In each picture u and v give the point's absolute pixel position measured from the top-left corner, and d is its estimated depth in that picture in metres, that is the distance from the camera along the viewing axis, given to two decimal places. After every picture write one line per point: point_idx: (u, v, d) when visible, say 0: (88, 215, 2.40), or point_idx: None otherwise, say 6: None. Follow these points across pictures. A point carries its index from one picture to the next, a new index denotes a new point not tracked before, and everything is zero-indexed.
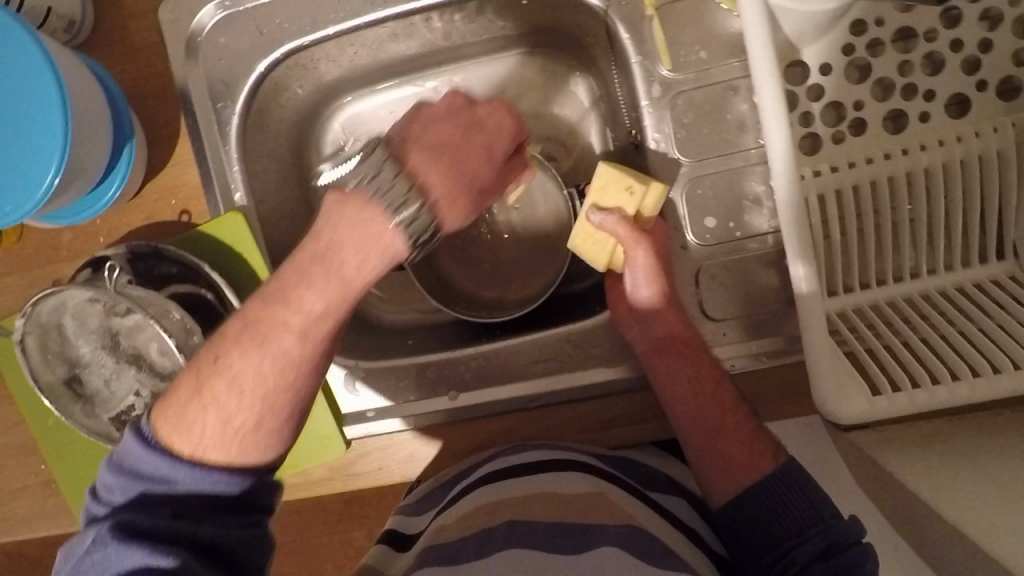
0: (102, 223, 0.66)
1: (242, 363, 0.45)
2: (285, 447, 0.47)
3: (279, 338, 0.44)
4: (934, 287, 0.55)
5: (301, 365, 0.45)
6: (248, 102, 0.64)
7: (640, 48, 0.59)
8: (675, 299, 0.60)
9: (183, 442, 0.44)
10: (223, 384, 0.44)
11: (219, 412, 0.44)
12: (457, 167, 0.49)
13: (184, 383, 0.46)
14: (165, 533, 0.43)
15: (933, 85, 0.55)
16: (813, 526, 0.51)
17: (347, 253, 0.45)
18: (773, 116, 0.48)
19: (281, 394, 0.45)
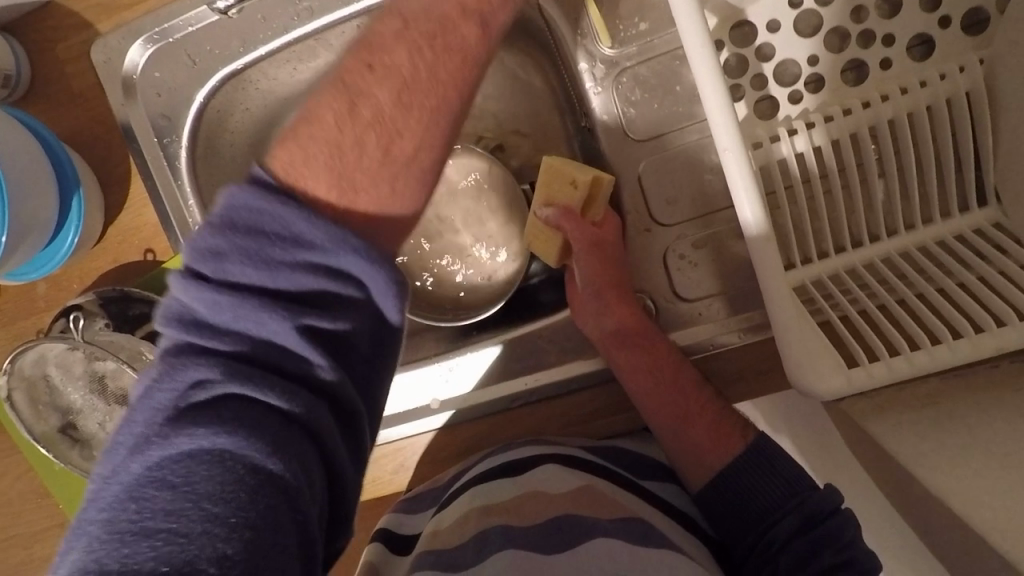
0: (73, 270, 0.66)
1: (404, 64, 0.38)
2: (421, 206, 0.40)
3: (443, 41, 0.39)
4: (914, 244, 0.51)
5: (464, 72, 0.40)
6: (193, 135, 0.63)
7: (578, 28, 0.56)
8: (626, 290, 0.59)
9: (334, 171, 0.35)
10: (389, 89, 0.37)
11: (379, 122, 0.37)
12: None
13: (325, 103, 0.37)
14: (273, 386, 0.33)
15: (891, 28, 0.51)
16: (791, 499, 0.51)
17: None
18: (709, 83, 0.44)
19: (447, 97, 0.39)
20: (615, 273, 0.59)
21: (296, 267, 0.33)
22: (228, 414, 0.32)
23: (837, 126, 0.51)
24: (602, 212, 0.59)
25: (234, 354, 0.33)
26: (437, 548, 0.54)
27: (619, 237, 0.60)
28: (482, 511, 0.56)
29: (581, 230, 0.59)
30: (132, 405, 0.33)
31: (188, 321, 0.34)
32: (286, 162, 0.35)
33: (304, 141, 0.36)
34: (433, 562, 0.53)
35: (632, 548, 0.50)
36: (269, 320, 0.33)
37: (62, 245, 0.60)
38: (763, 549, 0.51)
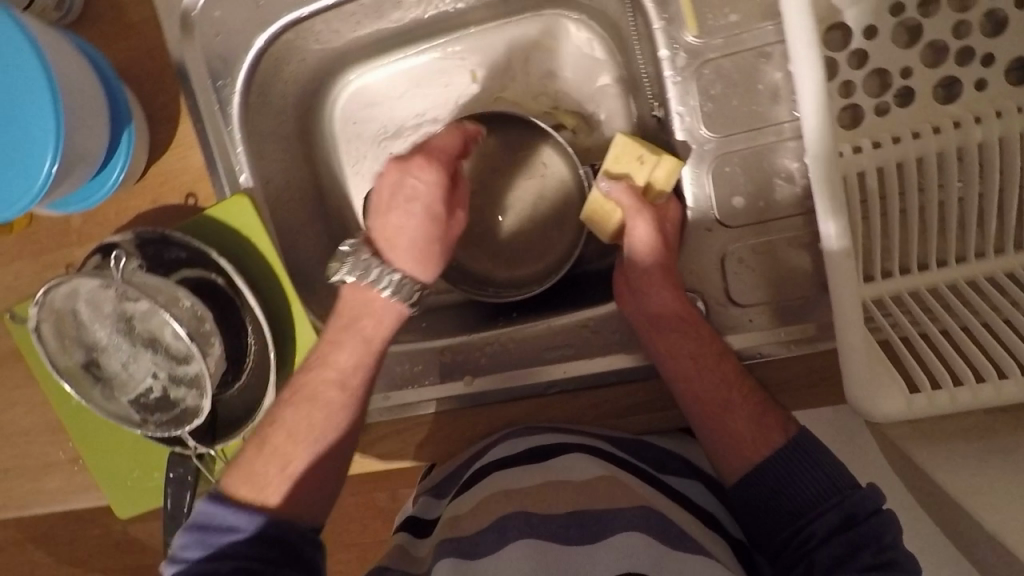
0: (110, 207, 0.65)
1: (294, 421, 0.53)
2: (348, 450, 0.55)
3: (370, 329, 0.55)
4: (984, 273, 0.50)
5: (367, 356, 0.55)
6: (247, 79, 0.61)
7: (664, 11, 0.54)
8: (675, 276, 0.58)
9: (287, 464, 0.52)
10: (296, 427, 0.53)
11: (279, 458, 0.52)
12: (414, 203, 0.55)
13: (264, 449, 0.53)
14: (243, 546, 0.48)
15: (993, 48, 0.49)
16: (829, 496, 0.50)
17: (365, 317, 0.55)
18: (808, 88, 0.45)
19: (339, 417, 0.54)
20: (670, 261, 0.58)
21: (227, 543, 0.49)
22: (224, 554, 0.48)
23: (921, 144, 0.49)
24: (669, 202, 0.58)
25: (218, 553, 0.48)
26: (456, 535, 0.54)
27: (679, 230, 0.58)
28: (508, 495, 0.55)
29: (647, 215, 0.57)
30: (172, 557, 0.49)
31: (197, 525, 0.50)
32: (243, 484, 0.51)
33: (256, 469, 0.52)
34: (455, 550, 0.52)
35: (669, 553, 0.48)
36: (237, 522, 0.49)
37: (115, 167, 0.59)
38: (795, 546, 0.50)
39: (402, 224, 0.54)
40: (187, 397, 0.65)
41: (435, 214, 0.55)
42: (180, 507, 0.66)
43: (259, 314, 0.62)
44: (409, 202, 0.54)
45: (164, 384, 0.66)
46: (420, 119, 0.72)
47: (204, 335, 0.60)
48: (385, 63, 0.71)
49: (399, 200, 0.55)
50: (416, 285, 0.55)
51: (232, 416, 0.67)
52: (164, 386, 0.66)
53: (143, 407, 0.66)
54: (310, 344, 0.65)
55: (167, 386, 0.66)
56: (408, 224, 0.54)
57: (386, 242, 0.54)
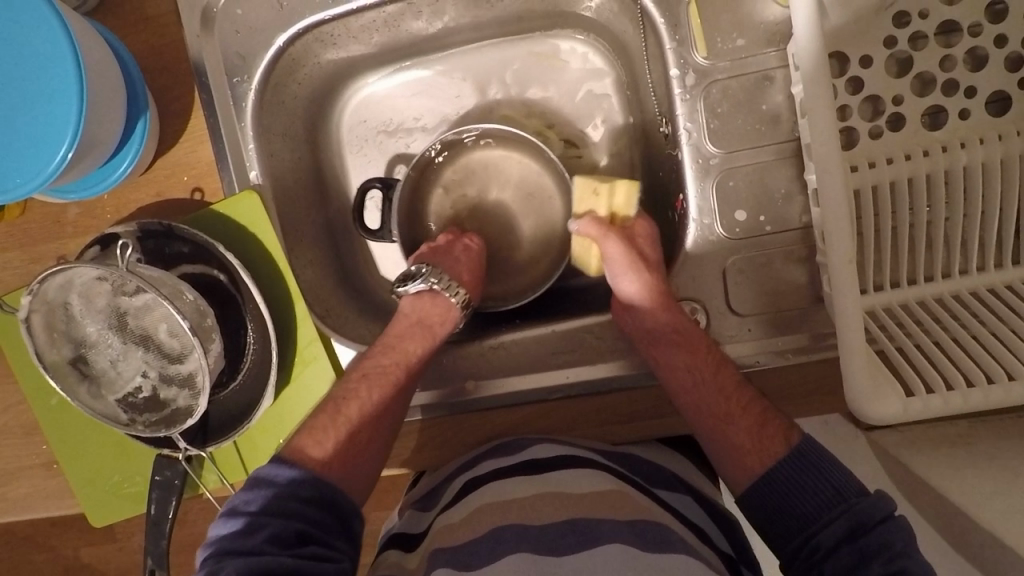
0: (111, 198, 0.63)
1: (358, 388, 0.57)
2: (385, 431, 0.57)
3: (437, 328, 0.63)
4: (966, 288, 0.54)
5: (427, 343, 0.61)
6: (264, 78, 0.62)
7: (675, 34, 0.58)
8: (662, 293, 0.60)
9: (340, 415, 0.55)
10: (358, 395, 0.57)
11: (337, 414, 0.56)
12: (473, 257, 0.69)
13: (335, 403, 0.57)
14: (302, 505, 0.49)
15: (974, 81, 0.53)
16: (837, 505, 0.48)
17: (432, 309, 0.64)
18: (819, 107, 0.48)
19: (393, 394, 0.58)
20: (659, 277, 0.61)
21: (287, 501, 0.49)
22: (282, 509, 0.48)
23: (914, 165, 0.53)
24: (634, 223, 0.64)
25: (275, 509, 0.48)
26: (450, 545, 0.52)
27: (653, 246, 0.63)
28: (505, 507, 0.54)
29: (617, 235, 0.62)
30: (224, 512, 0.49)
31: (257, 484, 0.50)
32: (310, 440, 0.54)
33: (332, 431, 0.55)
34: (448, 560, 0.50)
35: (644, 558, 0.47)
36: (297, 482, 0.50)
37: (127, 153, 0.58)
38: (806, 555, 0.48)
39: (462, 258, 0.68)
40: (178, 397, 0.63)
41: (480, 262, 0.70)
42: (163, 513, 0.63)
43: (263, 310, 0.61)
44: (466, 249, 0.69)
45: (154, 384, 0.64)
46: (416, 123, 0.74)
47: (206, 330, 0.59)
48: (395, 71, 0.73)
49: (460, 244, 0.69)
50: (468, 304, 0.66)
51: (224, 418, 0.65)
52: (154, 385, 0.64)
53: (131, 407, 0.64)
54: (313, 342, 0.64)
55: (157, 385, 0.64)
56: (466, 259, 0.68)
57: (453, 263, 0.67)
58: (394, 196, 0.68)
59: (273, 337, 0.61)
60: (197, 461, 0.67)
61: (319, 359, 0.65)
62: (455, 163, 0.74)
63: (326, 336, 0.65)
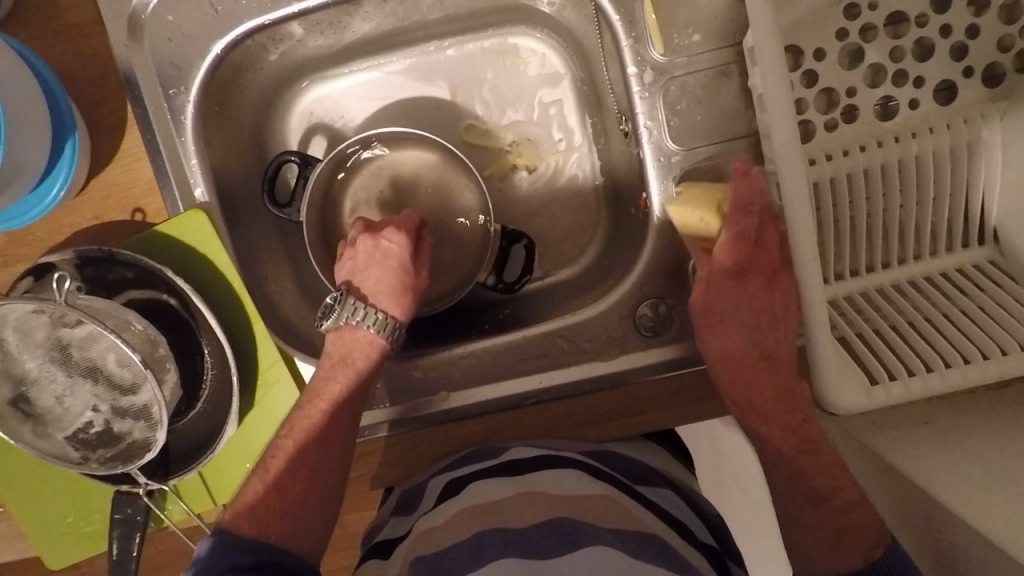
0: (43, 224, 0.59)
1: (286, 445, 0.56)
2: (327, 481, 0.55)
3: (359, 362, 0.59)
4: (919, 274, 0.56)
5: (352, 383, 0.58)
6: (203, 87, 0.59)
7: (631, 30, 0.57)
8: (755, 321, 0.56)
9: (268, 476, 0.54)
10: (285, 454, 0.55)
11: (266, 475, 0.54)
12: (391, 268, 0.62)
13: (264, 464, 0.55)
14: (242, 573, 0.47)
15: (922, 71, 0.54)
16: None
17: (351, 348, 0.59)
18: (778, 102, 0.47)
19: (321, 445, 0.56)
20: (747, 343, 0.56)
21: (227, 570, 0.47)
22: None
23: (870, 156, 0.53)
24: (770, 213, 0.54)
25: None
26: (431, 552, 0.51)
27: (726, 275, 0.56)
28: (484, 510, 0.53)
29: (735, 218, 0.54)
30: None
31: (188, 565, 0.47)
32: (242, 508, 0.52)
33: (259, 494, 0.53)
34: (431, 569, 0.49)
35: (630, 560, 0.46)
36: (234, 551, 0.48)
37: (58, 173, 0.54)
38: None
39: (382, 277, 0.61)
40: (134, 430, 0.60)
41: (407, 270, 0.62)
42: (128, 552, 0.60)
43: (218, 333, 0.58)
44: (385, 261, 0.62)
45: (107, 418, 0.61)
46: (342, 119, 0.71)
47: (159, 361, 0.56)
48: (340, 75, 0.70)
49: (373, 255, 0.62)
50: (388, 325, 0.60)
51: (186, 449, 0.61)
52: (106, 419, 0.61)
53: (82, 444, 0.60)
54: (275, 363, 0.62)
55: (110, 419, 0.61)
56: (382, 274, 0.62)
57: (365, 287, 0.61)
58: (309, 174, 0.65)
59: (233, 363, 0.58)
60: (160, 494, 0.64)
61: (283, 379, 0.62)
62: (409, 164, 0.71)
63: (289, 357, 0.62)
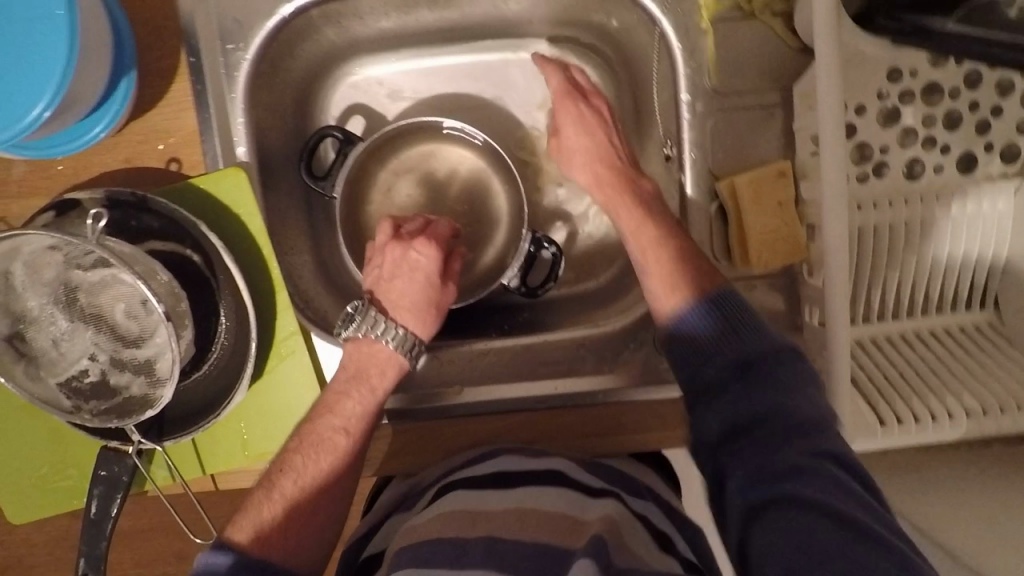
0: (73, 161, 0.58)
1: (295, 461, 0.53)
2: (334, 503, 0.54)
3: (374, 380, 0.56)
4: (925, 326, 0.61)
5: (370, 403, 0.56)
6: (262, 48, 0.58)
7: (691, 59, 0.59)
8: (605, 148, 0.62)
9: (275, 491, 0.52)
10: (293, 469, 0.53)
11: (271, 490, 0.52)
12: (417, 283, 0.60)
13: (270, 478, 0.53)
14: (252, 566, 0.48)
15: (950, 140, 0.58)
16: (869, 522, 0.38)
17: (371, 367, 0.57)
18: (830, 144, 0.48)
19: (330, 464, 0.54)
20: (603, 171, 0.61)
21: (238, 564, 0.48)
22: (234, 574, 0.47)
23: (896, 213, 0.58)
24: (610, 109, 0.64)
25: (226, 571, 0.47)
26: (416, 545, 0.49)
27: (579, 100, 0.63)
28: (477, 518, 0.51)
29: (598, 104, 0.63)
30: None
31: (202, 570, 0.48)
32: (245, 522, 0.50)
33: (265, 511, 0.51)
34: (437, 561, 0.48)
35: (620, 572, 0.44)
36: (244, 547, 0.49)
37: (103, 116, 0.54)
38: (745, 381, 0.46)
39: (408, 288, 0.60)
40: (132, 384, 0.58)
41: (434, 283, 0.60)
42: (107, 510, 0.58)
43: (244, 294, 0.58)
44: (413, 271, 0.60)
45: (104, 368, 0.58)
46: (385, 99, 0.71)
47: (180, 315, 0.54)
48: (392, 58, 0.70)
49: (401, 269, 0.60)
50: (412, 341, 0.58)
51: (185, 410, 0.60)
52: (103, 370, 0.58)
53: (75, 391, 0.58)
54: (293, 335, 0.61)
55: (108, 370, 0.58)
56: (409, 287, 0.60)
57: (391, 300, 0.59)
58: (349, 152, 0.65)
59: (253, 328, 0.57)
60: (147, 455, 0.61)
61: (298, 352, 0.61)
62: (445, 157, 0.72)
63: (306, 330, 0.62)
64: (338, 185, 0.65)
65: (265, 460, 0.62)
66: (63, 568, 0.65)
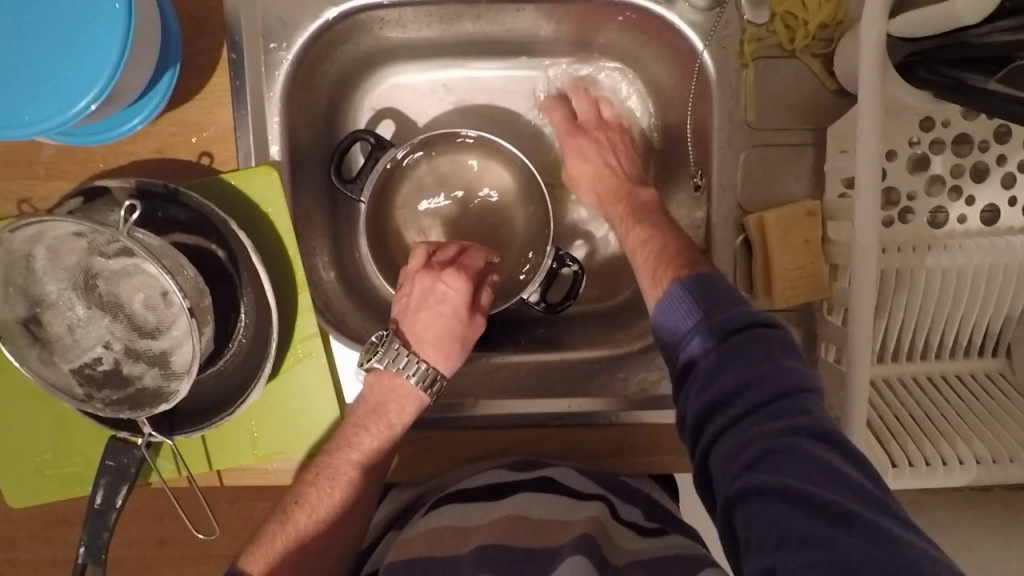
0: (104, 147, 0.57)
1: (310, 495, 0.56)
2: (345, 535, 0.56)
3: (393, 415, 0.58)
4: (938, 371, 0.61)
5: (386, 441, 0.58)
6: (303, 49, 0.58)
7: (730, 92, 0.59)
8: (604, 158, 0.64)
9: (289, 524, 0.55)
10: (308, 504, 0.56)
11: (285, 524, 0.55)
12: (443, 320, 0.61)
13: (286, 510, 0.56)
14: None
15: (976, 192, 0.59)
16: (852, 500, 0.36)
17: (390, 403, 0.58)
18: (866, 191, 0.49)
19: (344, 499, 0.56)
20: (599, 179, 0.64)
21: None
22: None
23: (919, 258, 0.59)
24: (620, 135, 0.66)
25: None
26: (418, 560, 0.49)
27: (582, 112, 0.67)
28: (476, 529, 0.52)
29: (601, 134, 0.66)
30: None
31: None
32: (258, 555, 0.53)
33: (281, 543, 0.54)
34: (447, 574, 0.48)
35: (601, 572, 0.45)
36: None
37: (143, 108, 0.54)
38: (714, 363, 0.44)
39: (433, 322, 0.61)
40: (145, 376, 0.57)
41: (460, 317, 0.62)
42: (111, 502, 0.57)
43: (268, 293, 0.57)
44: (440, 304, 0.62)
45: (117, 358, 0.57)
46: (416, 106, 0.71)
47: (203, 311, 0.54)
48: (426, 66, 0.70)
49: (428, 304, 0.62)
50: (434, 377, 0.59)
51: (198, 405, 0.59)
52: (116, 359, 0.57)
53: (87, 379, 0.57)
54: (312, 337, 0.61)
55: (121, 360, 0.57)
56: (434, 323, 0.61)
57: (415, 334, 0.61)
58: (381, 157, 0.65)
59: (274, 328, 0.57)
60: (155, 447, 0.61)
61: (314, 355, 0.61)
62: (472, 167, 0.72)
63: (326, 333, 0.62)
64: (367, 189, 0.65)
65: (272, 459, 0.62)
66: (60, 554, 0.65)
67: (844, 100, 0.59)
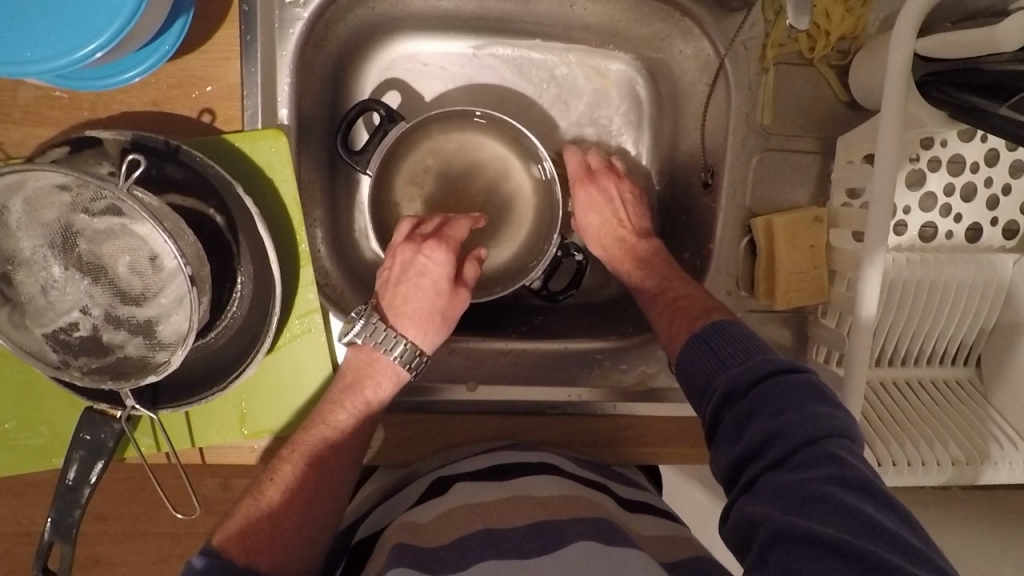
0: (94, 94, 0.53)
1: (284, 470, 0.53)
2: (325, 510, 0.53)
3: (369, 392, 0.56)
4: (917, 377, 0.65)
5: (363, 417, 0.56)
6: (320, 9, 0.55)
7: (748, 94, 0.60)
8: (615, 206, 0.66)
9: (262, 500, 0.51)
10: (281, 480, 0.53)
11: (257, 500, 0.51)
12: (422, 293, 0.61)
13: (260, 487, 0.52)
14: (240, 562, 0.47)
15: (964, 211, 0.63)
16: (885, 549, 0.36)
17: (368, 382, 0.56)
18: (882, 202, 0.50)
19: (320, 475, 0.53)
20: (611, 227, 0.66)
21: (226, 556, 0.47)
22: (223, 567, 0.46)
23: None
24: (629, 186, 0.67)
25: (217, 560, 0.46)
26: (417, 546, 0.48)
27: (593, 161, 0.68)
28: (470, 513, 0.52)
29: (612, 183, 0.67)
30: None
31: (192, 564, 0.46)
32: (232, 527, 0.49)
33: (249, 522, 0.50)
34: (450, 561, 0.47)
35: (608, 550, 0.46)
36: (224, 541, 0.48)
37: (149, 56, 0.50)
38: (738, 417, 0.47)
39: (413, 296, 0.61)
40: (127, 345, 0.53)
41: (441, 292, 0.61)
42: (86, 476, 0.53)
43: (270, 265, 0.55)
44: (420, 277, 0.61)
45: (96, 324, 0.52)
46: (424, 80, 0.69)
47: (202, 279, 0.50)
48: (438, 39, 0.68)
49: (408, 276, 0.61)
50: (414, 355, 0.58)
51: (185, 378, 0.56)
52: (95, 325, 0.52)
53: (62, 346, 0.52)
54: (311, 313, 0.58)
55: (100, 327, 0.52)
56: (413, 296, 0.61)
57: (395, 308, 0.61)
58: (389, 130, 0.63)
59: (275, 301, 0.55)
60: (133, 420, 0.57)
61: (312, 331, 0.59)
62: (479, 147, 0.70)
63: (325, 311, 0.59)
64: (372, 160, 0.63)
65: (260, 438, 0.59)
66: (16, 528, 0.60)
67: (854, 113, 0.61)
